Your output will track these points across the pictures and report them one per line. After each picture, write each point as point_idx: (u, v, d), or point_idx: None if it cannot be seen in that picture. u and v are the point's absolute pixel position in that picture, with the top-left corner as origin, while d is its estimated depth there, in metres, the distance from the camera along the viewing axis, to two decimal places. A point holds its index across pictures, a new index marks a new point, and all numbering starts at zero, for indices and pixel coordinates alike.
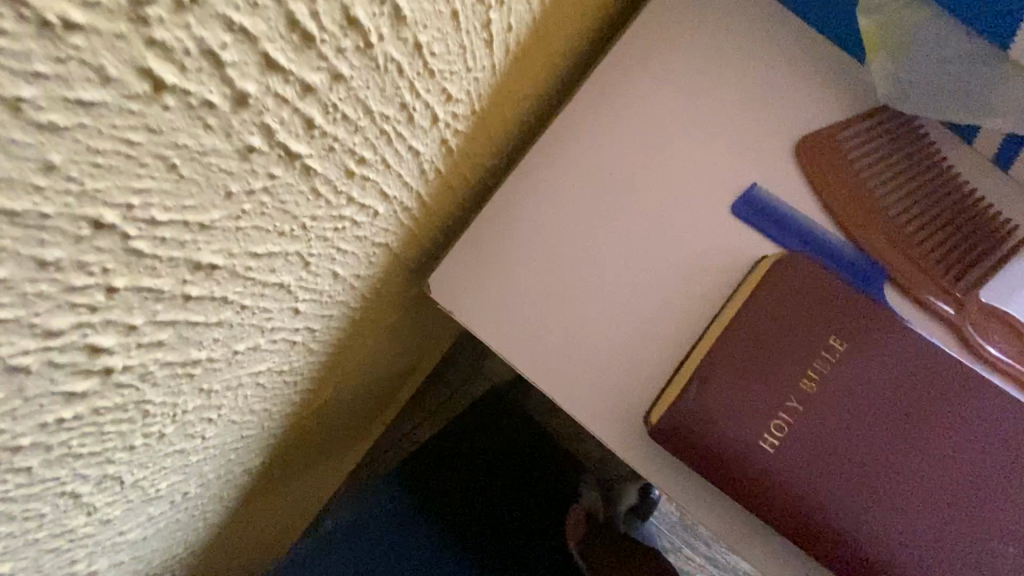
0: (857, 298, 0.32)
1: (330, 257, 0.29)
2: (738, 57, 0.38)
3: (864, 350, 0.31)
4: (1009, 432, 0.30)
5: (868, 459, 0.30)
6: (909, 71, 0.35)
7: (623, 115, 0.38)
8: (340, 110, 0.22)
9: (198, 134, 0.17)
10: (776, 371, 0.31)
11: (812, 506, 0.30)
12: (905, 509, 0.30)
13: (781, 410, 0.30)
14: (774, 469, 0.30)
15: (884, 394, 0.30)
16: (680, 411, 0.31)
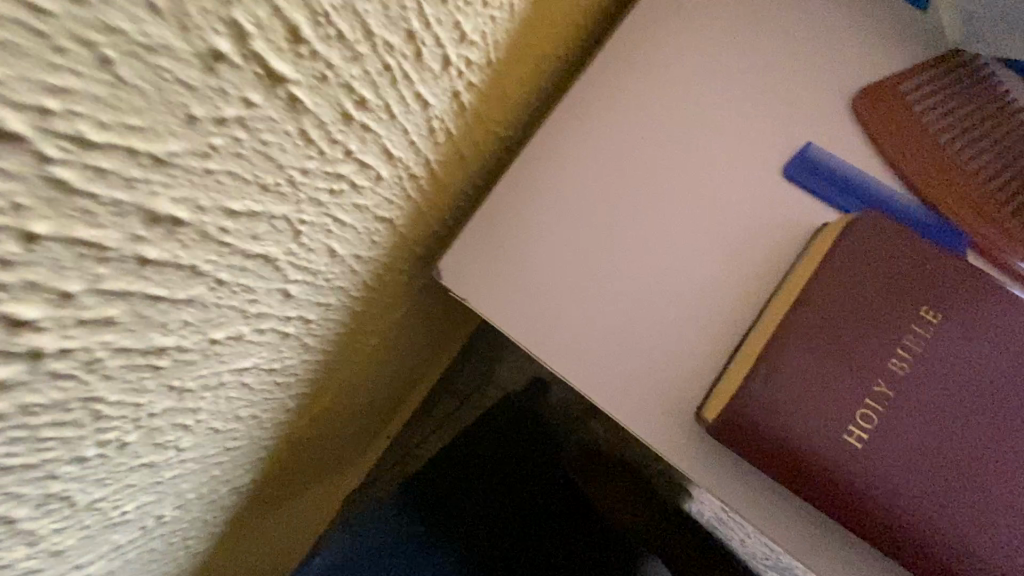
0: (943, 264, 0.27)
1: (325, 229, 0.25)
2: (780, 6, 0.34)
3: (957, 324, 0.26)
4: None
5: (973, 452, 0.25)
6: None
7: (654, 73, 0.34)
8: (334, 24, 0.18)
9: (142, 19, 0.13)
10: (855, 351, 0.26)
11: (910, 511, 0.25)
12: (1022, 511, 0.25)
13: (866, 397, 0.25)
14: (863, 467, 0.25)
15: (986, 377, 0.26)
16: (745, 401, 0.26)
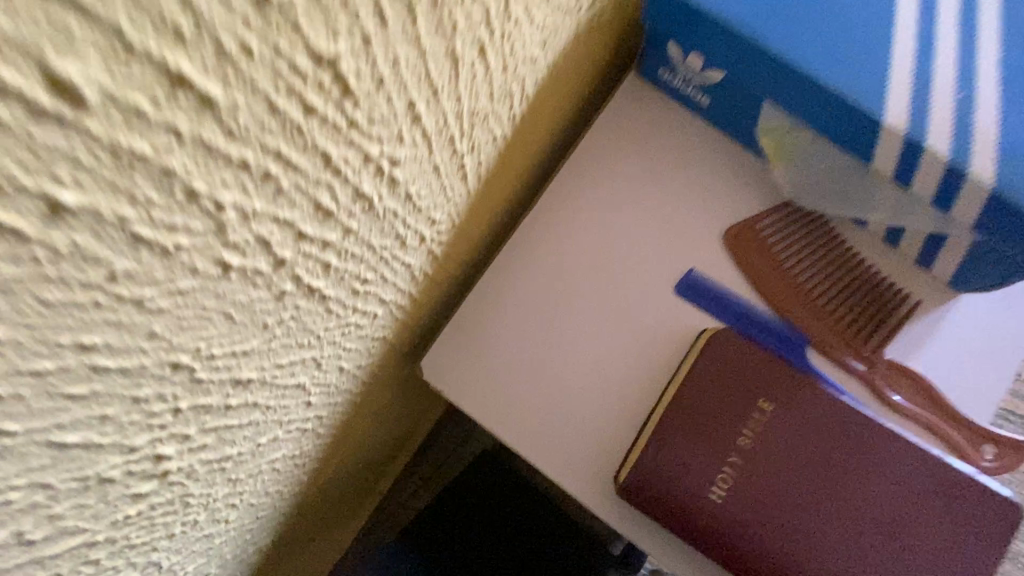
0: (779, 364, 0.37)
1: (337, 355, 0.35)
2: (677, 159, 0.45)
3: (790, 407, 0.36)
4: (924, 470, 0.35)
5: (803, 503, 0.34)
6: (799, 183, 0.41)
7: (581, 214, 0.44)
8: (350, 250, 0.28)
9: (250, 291, 0.23)
10: (715, 431, 0.36)
11: (758, 547, 0.34)
12: (841, 546, 0.34)
13: (723, 464, 0.35)
14: (721, 516, 0.35)
15: (813, 448, 0.35)
16: (638, 469, 0.36)
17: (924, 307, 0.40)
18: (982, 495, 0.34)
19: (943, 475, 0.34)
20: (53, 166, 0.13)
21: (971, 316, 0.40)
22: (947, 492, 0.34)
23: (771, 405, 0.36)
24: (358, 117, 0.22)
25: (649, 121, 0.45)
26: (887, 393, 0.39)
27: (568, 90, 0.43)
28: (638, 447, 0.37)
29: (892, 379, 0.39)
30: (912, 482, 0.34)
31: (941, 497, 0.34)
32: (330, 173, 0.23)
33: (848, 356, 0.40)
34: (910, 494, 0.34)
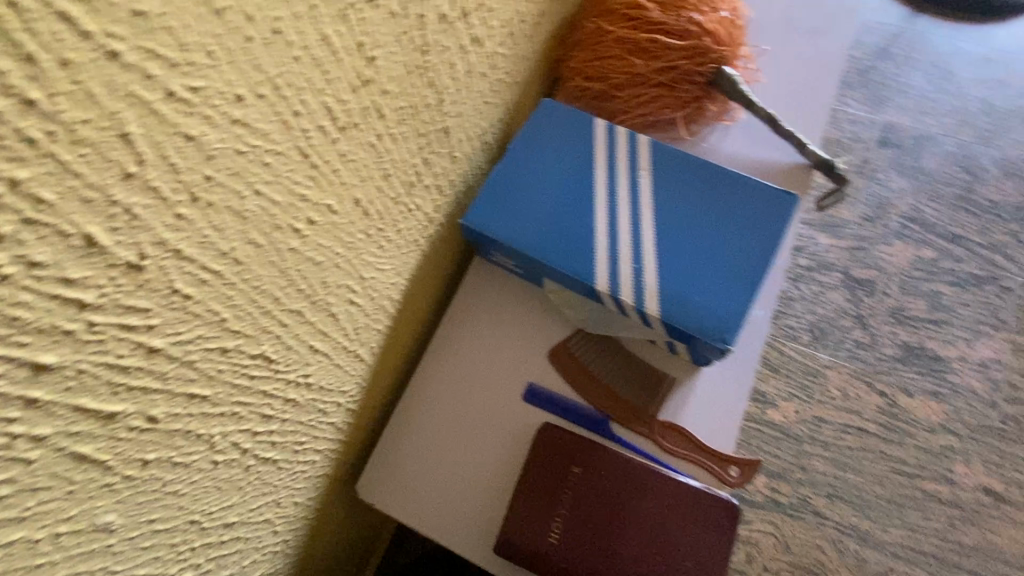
0: (584, 440, 0.56)
1: (291, 494, 0.52)
2: (512, 309, 0.67)
3: (591, 468, 0.55)
4: (677, 494, 0.54)
5: (606, 532, 0.53)
6: (576, 316, 0.63)
7: (453, 358, 0.65)
8: (287, 429, 0.47)
9: (229, 469, 0.42)
10: (546, 493, 0.55)
11: (583, 568, 0.52)
12: (632, 556, 0.52)
13: (554, 516, 0.54)
14: (557, 551, 0.52)
15: (608, 493, 0.54)
16: (503, 532, 0.54)
17: (678, 381, 0.62)
18: (715, 499, 0.53)
19: (691, 493, 0.54)
20: (145, 444, 0.33)
21: (710, 380, 0.62)
22: (693, 503, 0.53)
23: (579, 470, 0.55)
24: (280, 366, 0.43)
25: (488, 285, 0.68)
26: (661, 443, 0.59)
27: (429, 280, 0.65)
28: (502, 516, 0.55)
29: (663, 432, 0.60)
30: (672, 501, 0.53)
31: (691, 507, 0.53)
32: (268, 397, 0.43)
33: (635, 424, 0.60)
34: (672, 509, 0.53)
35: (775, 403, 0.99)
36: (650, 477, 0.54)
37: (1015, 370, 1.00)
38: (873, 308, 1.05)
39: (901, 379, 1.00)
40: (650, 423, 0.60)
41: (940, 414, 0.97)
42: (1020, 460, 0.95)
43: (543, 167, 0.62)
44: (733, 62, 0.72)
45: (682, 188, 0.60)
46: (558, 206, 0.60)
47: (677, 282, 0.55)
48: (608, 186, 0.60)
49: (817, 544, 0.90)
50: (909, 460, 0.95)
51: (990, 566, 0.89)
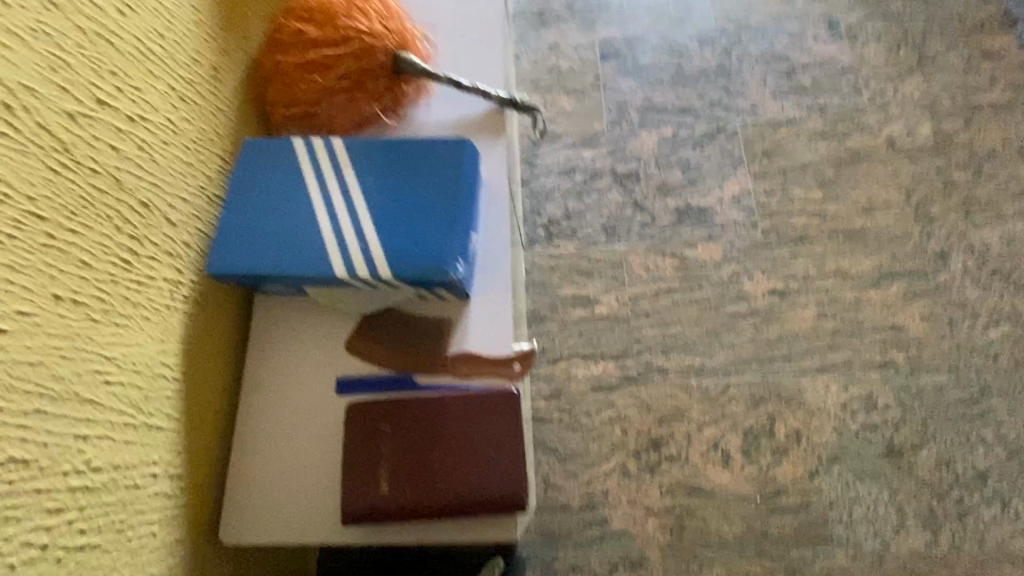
0: (385, 402, 0.65)
1: (140, 567, 0.58)
2: (300, 327, 0.74)
3: (397, 420, 0.64)
4: (470, 407, 0.63)
5: (424, 464, 0.62)
6: (350, 307, 0.72)
7: (263, 391, 0.71)
8: (94, 513, 0.53)
9: (37, 564, 0.47)
10: (369, 458, 0.63)
11: (415, 501, 0.61)
12: (450, 472, 0.61)
13: (379, 472, 0.62)
14: (392, 498, 0.61)
15: (416, 433, 0.63)
16: (345, 506, 0.62)
17: (454, 319, 0.72)
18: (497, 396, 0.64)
19: (477, 400, 0.64)
20: None
21: (479, 306, 0.73)
22: (481, 406, 0.63)
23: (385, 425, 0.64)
24: (45, 463, 0.49)
25: (272, 316, 0.74)
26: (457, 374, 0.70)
27: (210, 335, 0.71)
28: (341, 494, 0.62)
29: (456, 364, 0.70)
30: (465, 413, 0.63)
31: (481, 410, 0.63)
32: (47, 492, 0.49)
33: (432, 369, 0.70)
34: (467, 419, 0.63)
35: (598, 300, 1.16)
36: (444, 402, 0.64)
37: (761, 192, 1.20)
38: (644, 192, 1.23)
39: (683, 237, 1.18)
40: (444, 362, 0.70)
41: (719, 252, 1.16)
42: (785, 257, 1.14)
43: (262, 198, 0.69)
44: (412, 48, 0.82)
45: (382, 166, 0.69)
46: (283, 225, 0.67)
47: (396, 242, 0.65)
48: (320, 191, 0.68)
49: (670, 393, 1.07)
50: (710, 295, 1.13)
51: (792, 348, 1.07)
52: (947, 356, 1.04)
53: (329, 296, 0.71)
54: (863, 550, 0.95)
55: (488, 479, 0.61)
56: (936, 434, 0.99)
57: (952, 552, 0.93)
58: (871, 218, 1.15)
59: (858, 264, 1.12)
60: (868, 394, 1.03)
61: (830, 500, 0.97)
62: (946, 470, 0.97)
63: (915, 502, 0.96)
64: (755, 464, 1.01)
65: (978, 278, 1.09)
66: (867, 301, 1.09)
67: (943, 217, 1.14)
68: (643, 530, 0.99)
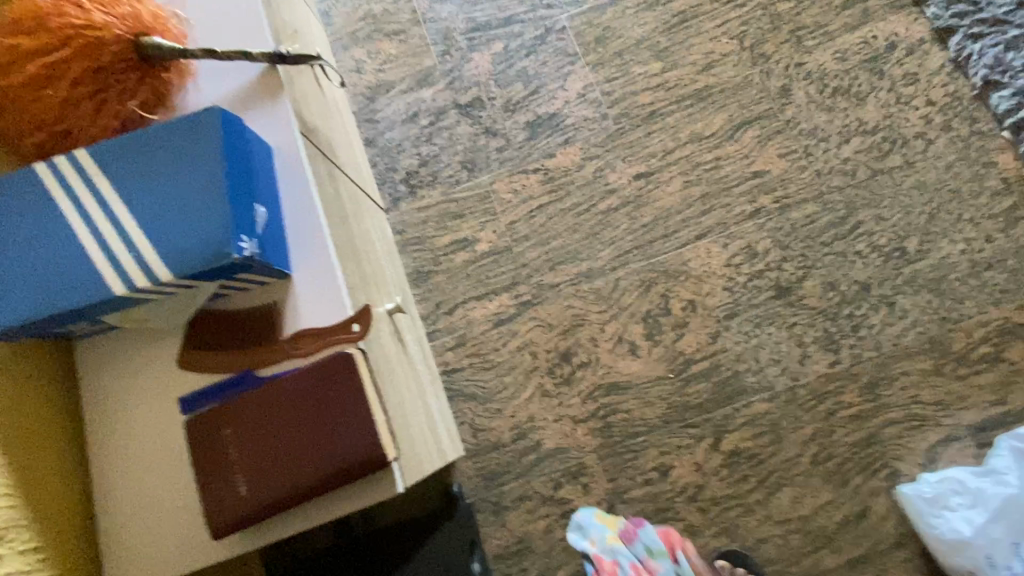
0: (220, 409, 0.61)
1: None
2: (125, 361, 0.69)
3: (237, 422, 0.61)
4: (304, 383, 0.61)
5: (275, 455, 0.60)
6: (163, 324, 0.66)
7: (111, 438, 0.68)
8: None
9: None
10: (220, 470, 0.60)
11: (277, 493, 0.59)
12: (302, 454, 0.59)
13: (235, 479, 0.60)
14: (254, 499, 0.59)
15: (259, 428, 0.60)
16: (211, 522, 0.60)
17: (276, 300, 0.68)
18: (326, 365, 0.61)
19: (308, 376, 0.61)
20: None
21: (301, 280, 0.69)
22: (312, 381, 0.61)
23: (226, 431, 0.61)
24: None
25: (95, 359, 0.69)
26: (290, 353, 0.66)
27: (29, 399, 0.65)
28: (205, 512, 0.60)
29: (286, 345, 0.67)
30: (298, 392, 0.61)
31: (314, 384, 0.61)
32: None
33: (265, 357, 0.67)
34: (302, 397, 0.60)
35: (477, 239, 1.13)
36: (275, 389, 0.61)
37: (603, 82, 1.17)
38: (491, 117, 1.18)
39: (541, 149, 1.15)
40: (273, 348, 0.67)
41: (578, 153, 1.13)
42: (641, 139, 1.12)
43: (18, 237, 0.62)
44: (158, 31, 0.73)
45: (133, 166, 0.63)
46: (49, 261, 0.61)
47: (167, 240, 0.60)
48: (76, 211, 0.62)
49: (567, 306, 1.06)
50: (581, 198, 1.11)
51: (668, 225, 1.07)
52: (811, 185, 1.05)
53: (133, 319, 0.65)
54: (777, 390, 0.97)
55: (342, 446, 0.59)
56: (818, 263, 1.02)
57: (854, 364, 0.97)
58: (711, 75, 1.14)
59: (711, 123, 1.11)
60: (747, 245, 1.04)
61: (737, 354, 1.00)
62: (834, 292, 1.00)
63: (812, 331, 0.99)
64: (661, 345, 1.02)
65: (822, 101, 1.10)
66: (726, 157, 1.09)
67: (778, 52, 1.13)
68: (575, 441, 1.00)
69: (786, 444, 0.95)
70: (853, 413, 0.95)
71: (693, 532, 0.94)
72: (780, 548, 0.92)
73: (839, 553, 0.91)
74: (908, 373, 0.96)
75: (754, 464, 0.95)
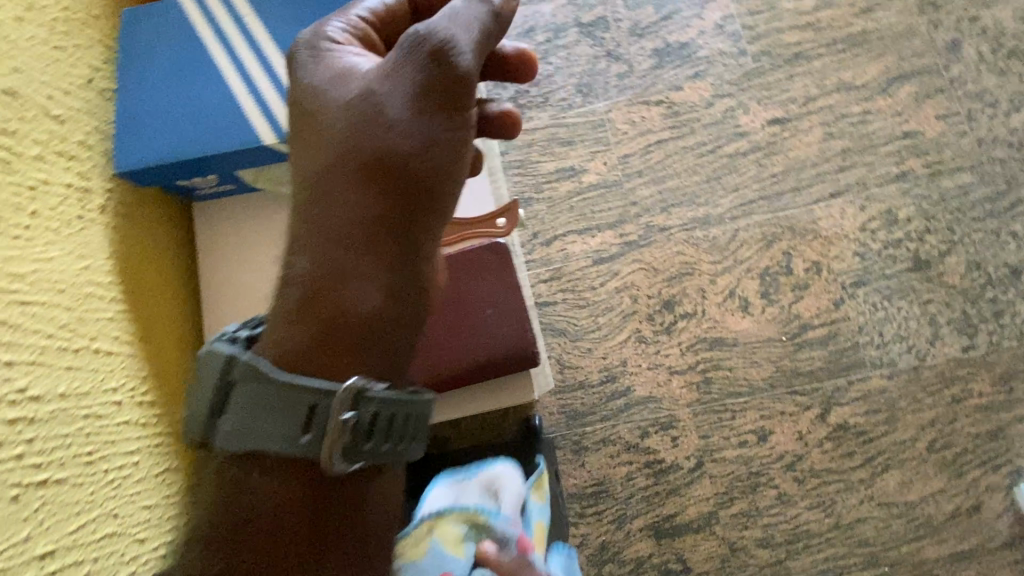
0: (276, 312, 0.36)
1: (129, 500, 0.53)
2: (251, 226, 0.66)
3: (290, 278, 0.36)
4: (318, 124, 0.37)
5: (338, 215, 0.36)
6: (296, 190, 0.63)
7: (229, 303, 0.65)
8: (49, 448, 0.46)
9: None
10: (322, 317, 0.35)
11: (396, 201, 0.36)
12: (368, 151, 0.36)
13: (350, 280, 0.36)
14: (388, 242, 0.36)
15: (308, 232, 0.36)
16: (394, 335, 0.37)
17: (294, 42, 0.40)
18: (422, 41, 0.36)
19: (408, 86, 0.36)
20: None
21: None
22: (414, 68, 0.36)
23: (292, 275, 0.36)
24: None
25: (219, 220, 0.67)
26: (333, 96, 0.37)
27: (151, 250, 0.63)
28: (380, 355, 0.36)
29: (329, 85, 0.38)
30: (409, 112, 0.36)
31: (423, 73, 0.36)
32: None
33: (292, 140, 0.39)
34: (408, 110, 0.36)
35: (585, 169, 1.04)
36: (359, 131, 0.36)
37: (745, 15, 1.06)
38: (615, 39, 1.08)
39: (666, 81, 1.06)
40: (302, 107, 0.38)
41: (708, 89, 1.04)
42: (781, 82, 1.02)
43: (159, 72, 0.58)
44: None
45: (289, 10, 0.58)
46: (191, 100, 0.57)
47: None
48: (225, 53, 0.57)
49: (676, 251, 0.99)
50: (704, 140, 1.02)
51: (800, 178, 0.99)
52: (969, 154, 0.95)
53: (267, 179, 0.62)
54: (898, 368, 0.91)
55: (400, 79, 0.36)
56: (965, 238, 0.93)
57: (990, 352, 0.90)
58: (871, 19, 1.02)
59: (863, 74, 1.00)
60: (887, 210, 0.95)
61: (859, 324, 0.93)
62: (978, 272, 0.92)
63: (948, 311, 0.91)
64: (776, 305, 0.95)
65: (994, 62, 0.98)
66: (875, 112, 0.99)
67: (950, 2, 1.01)
68: (669, 392, 0.95)
69: (902, 425, 0.89)
70: (981, 403, 0.88)
71: (786, 501, 0.89)
72: (879, 530, 0.87)
73: (943, 544, 0.86)
74: None
75: (862, 441, 0.90)
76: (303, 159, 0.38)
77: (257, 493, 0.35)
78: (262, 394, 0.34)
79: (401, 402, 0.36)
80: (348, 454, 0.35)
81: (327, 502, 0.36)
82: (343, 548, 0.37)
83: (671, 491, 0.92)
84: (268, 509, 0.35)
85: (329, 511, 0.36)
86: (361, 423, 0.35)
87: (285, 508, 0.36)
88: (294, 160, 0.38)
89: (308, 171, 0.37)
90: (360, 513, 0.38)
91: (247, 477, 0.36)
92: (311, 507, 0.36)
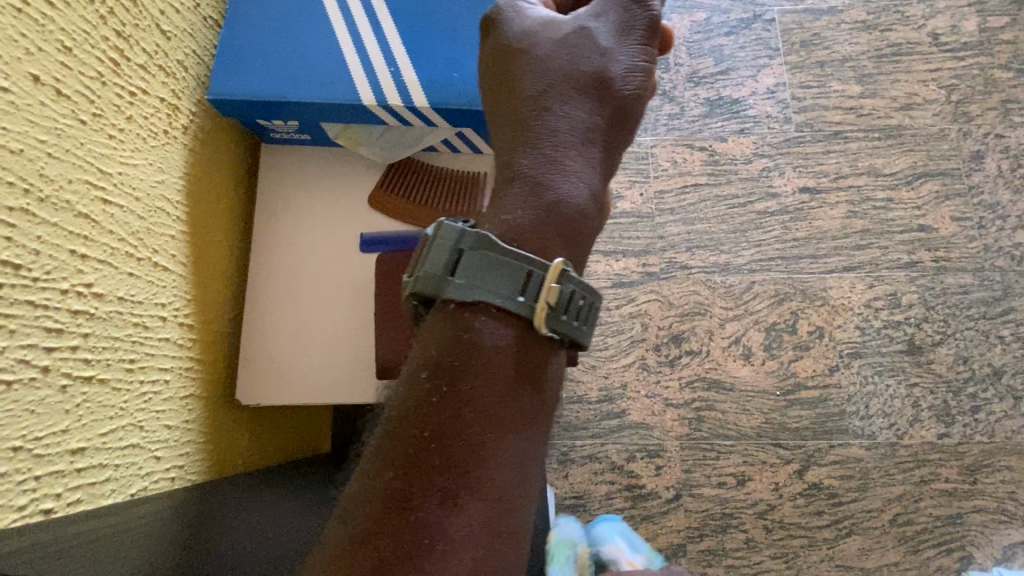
0: (499, 207, 0.39)
1: (154, 417, 0.53)
2: (320, 176, 0.68)
3: (511, 177, 0.39)
4: (531, 50, 0.41)
5: (555, 118, 0.40)
6: (370, 151, 0.65)
7: (285, 243, 0.66)
8: (98, 346, 0.46)
9: (36, 390, 0.40)
10: (544, 203, 0.38)
11: (604, 108, 0.41)
12: (580, 67, 0.40)
13: (569, 171, 0.39)
14: (596, 143, 0.40)
15: (528, 135, 0.40)
16: (595, 225, 0.40)
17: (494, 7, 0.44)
18: None
19: (614, 23, 0.42)
20: None
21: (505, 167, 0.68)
22: (618, 8, 0.42)
23: (512, 173, 0.39)
24: (35, 273, 0.40)
25: (285, 165, 0.68)
26: (547, 28, 0.42)
27: (218, 181, 0.64)
28: (585, 243, 0.39)
29: (539, 26, 0.42)
30: (615, 41, 0.42)
31: (627, 13, 0.42)
32: (45, 309, 0.41)
33: (499, 75, 0.42)
34: (615, 41, 0.42)
35: (621, 196, 1.08)
36: (573, 55, 0.41)
37: (797, 86, 1.12)
38: (673, 81, 1.13)
39: (713, 130, 1.11)
40: (515, 39, 0.42)
41: (750, 146, 1.10)
42: (818, 155, 1.09)
43: (269, 15, 0.60)
44: None
45: None
46: (295, 48, 0.59)
47: (431, 69, 0.58)
48: (339, 11, 0.60)
49: (692, 291, 1.03)
50: (738, 193, 1.08)
51: (819, 247, 1.04)
52: (974, 257, 1.03)
53: (349, 135, 0.65)
54: (878, 441, 0.96)
55: (604, 16, 0.42)
56: (957, 333, 1.00)
57: (962, 443, 0.95)
58: (908, 116, 1.09)
59: (892, 163, 1.07)
60: (893, 293, 1.02)
61: (848, 394, 0.98)
62: (964, 366, 0.98)
63: (931, 397, 0.97)
64: (776, 360, 1.00)
65: (1011, 180, 1.06)
66: (897, 201, 1.06)
67: (981, 116, 1.09)
68: (661, 422, 0.98)
69: (871, 495, 0.94)
70: (945, 488, 0.94)
71: (752, 546, 0.93)
72: None
73: None
74: (1012, 468, 0.95)
75: (832, 503, 0.94)
76: (513, 83, 0.41)
77: (460, 354, 0.35)
78: (490, 261, 0.35)
79: (589, 287, 0.38)
80: (551, 324, 0.36)
81: (524, 372, 0.36)
82: (524, 428, 0.36)
83: (646, 517, 0.95)
84: (471, 372, 0.35)
85: (521, 388, 0.36)
86: (563, 295, 0.36)
87: (490, 371, 0.35)
88: (503, 88, 0.42)
89: (520, 91, 0.41)
90: (542, 390, 0.37)
91: (462, 339, 0.35)
92: (509, 378, 0.35)
